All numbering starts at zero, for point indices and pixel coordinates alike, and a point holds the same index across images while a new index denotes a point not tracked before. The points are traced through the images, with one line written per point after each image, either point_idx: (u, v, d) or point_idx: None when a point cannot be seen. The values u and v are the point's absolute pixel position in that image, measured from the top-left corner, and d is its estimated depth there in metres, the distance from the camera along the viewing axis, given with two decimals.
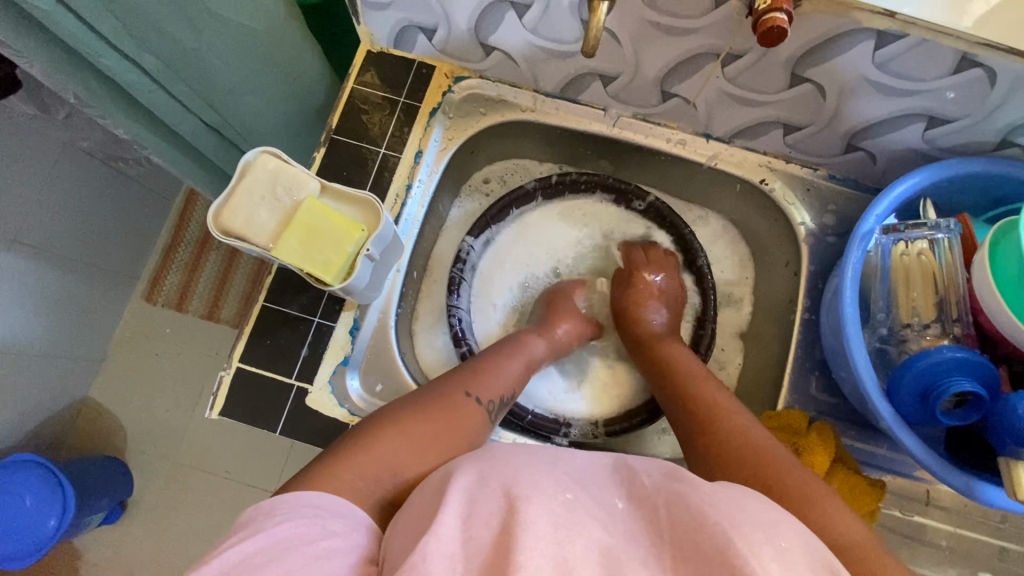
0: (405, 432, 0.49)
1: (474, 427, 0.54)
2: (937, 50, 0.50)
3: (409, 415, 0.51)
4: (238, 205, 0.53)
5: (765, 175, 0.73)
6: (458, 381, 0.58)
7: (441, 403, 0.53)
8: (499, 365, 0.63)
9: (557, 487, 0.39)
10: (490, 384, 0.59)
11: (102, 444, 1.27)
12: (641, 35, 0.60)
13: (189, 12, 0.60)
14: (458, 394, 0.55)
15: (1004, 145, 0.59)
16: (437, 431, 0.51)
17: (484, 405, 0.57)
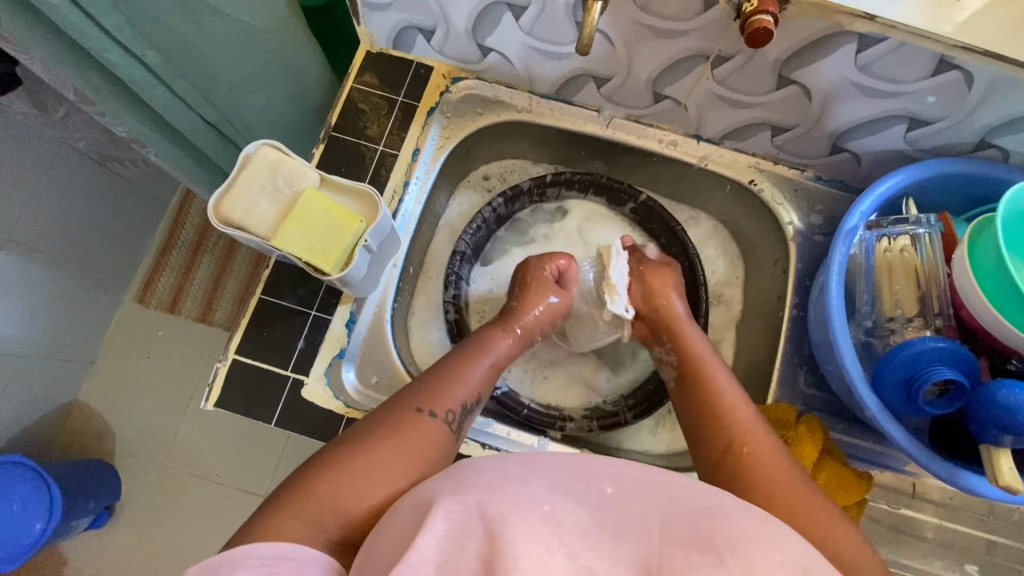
0: (365, 465, 0.49)
1: (434, 445, 0.53)
2: (916, 53, 0.53)
3: (365, 445, 0.50)
4: (239, 195, 0.54)
5: (754, 176, 0.75)
6: (407, 398, 0.56)
7: (393, 428, 0.52)
8: (458, 374, 0.61)
9: (535, 500, 0.41)
10: (447, 394, 0.57)
11: (91, 447, 1.26)
12: (634, 38, 0.62)
13: (194, 10, 0.61)
14: (409, 413, 0.54)
15: (982, 146, 0.61)
16: (396, 458, 0.50)
17: (440, 417, 0.55)
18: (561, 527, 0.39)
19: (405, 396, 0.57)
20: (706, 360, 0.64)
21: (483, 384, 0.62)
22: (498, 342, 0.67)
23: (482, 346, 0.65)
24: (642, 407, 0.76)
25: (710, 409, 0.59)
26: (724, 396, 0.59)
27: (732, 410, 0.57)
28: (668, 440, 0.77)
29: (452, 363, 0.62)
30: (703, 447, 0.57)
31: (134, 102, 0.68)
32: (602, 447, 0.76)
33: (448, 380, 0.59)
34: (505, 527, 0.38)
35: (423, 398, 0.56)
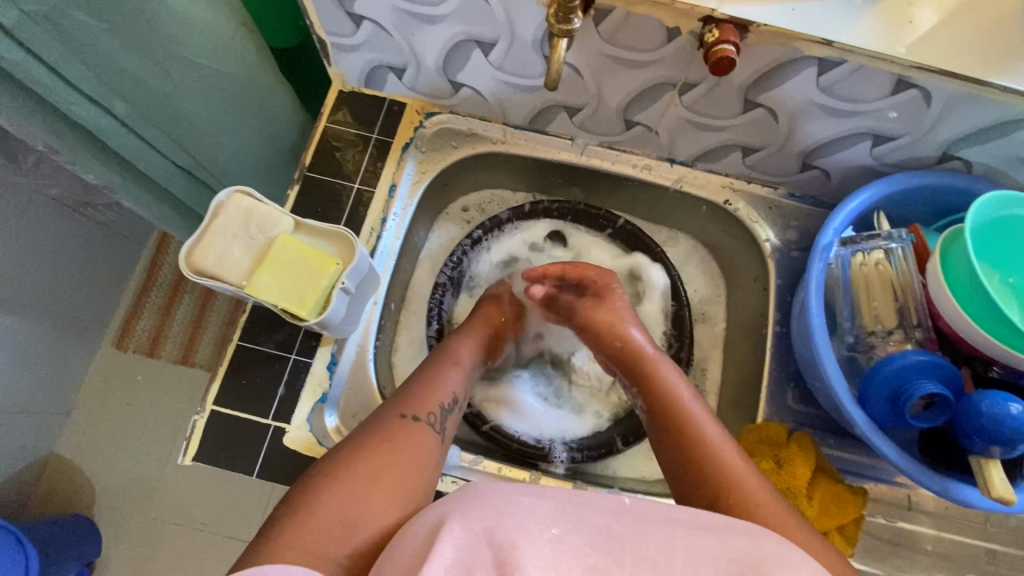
0: (370, 480, 0.50)
1: (425, 449, 0.55)
2: (876, 75, 0.54)
3: (359, 455, 0.51)
4: (211, 244, 0.53)
5: (729, 196, 0.76)
6: (386, 410, 0.57)
7: (383, 438, 0.53)
8: (435, 377, 0.62)
9: (542, 524, 0.43)
10: (430, 398, 0.59)
11: (66, 504, 1.20)
12: (601, 69, 0.63)
13: (162, 60, 0.61)
14: (395, 420, 0.55)
15: (946, 158, 0.63)
16: (395, 473, 0.51)
17: (424, 421, 0.56)
18: (568, 548, 0.41)
19: (389, 406, 0.58)
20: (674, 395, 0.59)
21: (460, 385, 0.63)
22: (466, 347, 0.67)
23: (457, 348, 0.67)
24: (634, 432, 0.73)
25: (694, 448, 0.55)
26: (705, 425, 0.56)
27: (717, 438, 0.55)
28: None
29: (431, 367, 0.63)
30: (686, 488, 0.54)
31: (105, 152, 0.67)
32: (596, 477, 0.73)
33: (428, 385, 0.60)
34: (514, 550, 0.40)
35: (403, 406, 0.57)
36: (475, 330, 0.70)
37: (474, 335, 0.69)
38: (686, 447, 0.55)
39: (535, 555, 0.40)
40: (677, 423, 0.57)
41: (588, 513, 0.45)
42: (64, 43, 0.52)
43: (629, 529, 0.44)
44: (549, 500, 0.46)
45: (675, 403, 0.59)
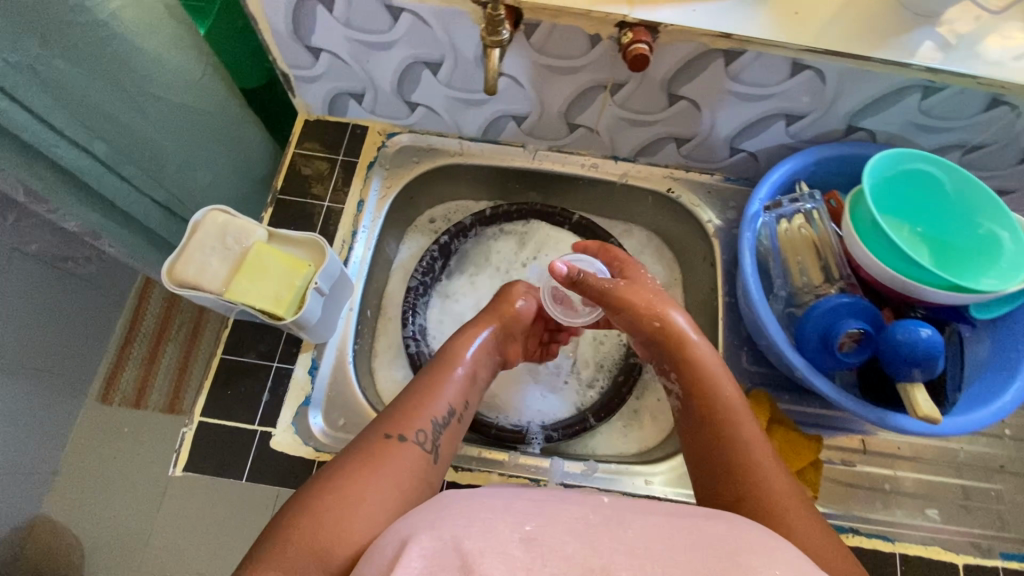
0: (358, 499, 0.51)
1: (415, 468, 0.56)
2: (773, 60, 0.62)
3: (348, 474, 0.53)
4: (191, 257, 0.58)
5: (671, 185, 0.83)
6: (372, 429, 0.58)
7: (367, 459, 0.54)
8: (428, 391, 0.63)
9: (515, 526, 0.43)
10: (419, 416, 0.60)
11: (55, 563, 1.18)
12: (538, 77, 0.70)
13: (138, 100, 0.67)
14: (381, 441, 0.57)
15: (852, 130, 0.71)
16: (386, 495, 0.52)
17: (411, 439, 0.58)
18: (543, 544, 0.42)
19: (375, 426, 0.59)
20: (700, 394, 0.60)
21: (455, 398, 0.64)
22: (462, 353, 0.68)
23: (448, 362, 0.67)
24: (604, 409, 0.78)
25: (723, 449, 0.57)
26: (747, 428, 0.57)
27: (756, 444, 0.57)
28: (638, 439, 0.80)
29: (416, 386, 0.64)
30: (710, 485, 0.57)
31: (88, 193, 0.72)
32: (574, 454, 0.77)
33: (415, 404, 0.61)
34: (481, 551, 0.40)
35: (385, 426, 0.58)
36: (468, 332, 0.70)
37: (470, 338, 0.70)
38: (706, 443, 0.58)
39: (502, 556, 0.40)
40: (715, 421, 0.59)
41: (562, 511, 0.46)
42: (48, 90, 0.58)
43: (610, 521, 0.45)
44: (521, 505, 0.47)
45: (706, 399, 0.60)
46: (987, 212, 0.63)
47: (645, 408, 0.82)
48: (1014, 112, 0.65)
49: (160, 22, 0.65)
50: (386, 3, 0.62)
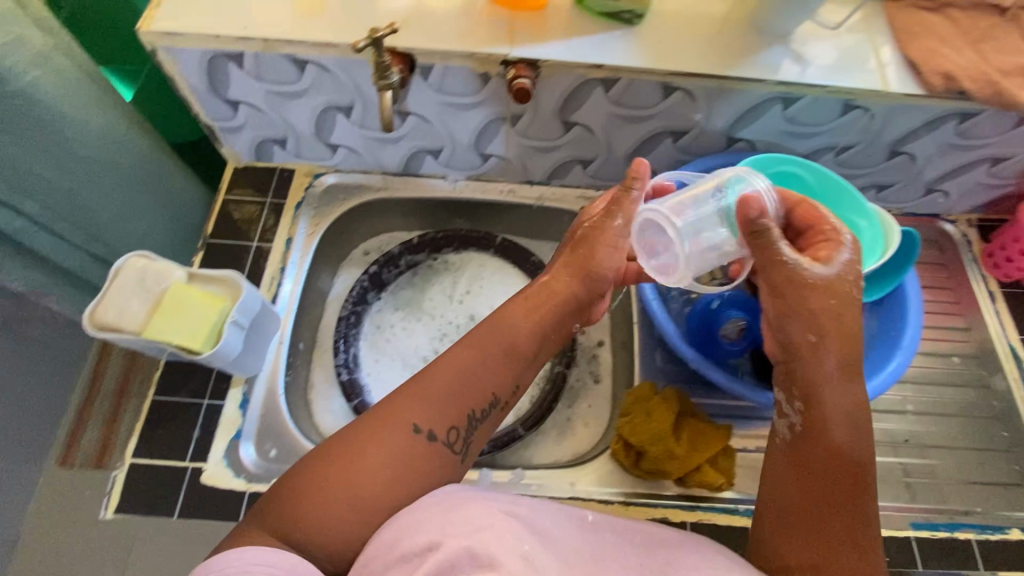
0: (369, 484, 0.46)
1: (439, 471, 0.49)
2: (645, 84, 0.69)
3: (358, 452, 0.47)
4: (111, 301, 0.61)
5: (584, 204, 0.89)
6: (411, 409, 0.50)
7: (393, 448, 0.48)
8: (472, 372, 0.54)
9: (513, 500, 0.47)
10: (454, 410, 0.52)
11: None
12: (443, 114, 0.76)
13: (62, 160, 0.71)
14: (408, 429, 0.49)
15: (733, 141, 0.78)
16: (404, 489, 0.47)
17: (441, 439, 0.50)
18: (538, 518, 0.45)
19: (404, 399, 0.51)
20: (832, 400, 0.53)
21: (501, 384, 0.55)
22: (516, 314, 0.59)
23: (518, 345, 0.57)
24: (533, 418, 0.81)
25: (836, 467, 0.51)
26: (869, 459, 0.52)
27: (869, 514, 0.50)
28: (572, 447, 0.83)
29: (466, 359, 0.54)
30: (779, 522, 0.51)
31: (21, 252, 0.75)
32: (508, 465, 0.79)
33: (456, 387, 0.52)
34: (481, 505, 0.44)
35: (419, 407, 0.50)
36: (541, 291, 0.62)
37: (529, 303, 0.60)
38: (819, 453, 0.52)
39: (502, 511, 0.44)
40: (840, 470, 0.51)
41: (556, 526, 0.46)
42: None
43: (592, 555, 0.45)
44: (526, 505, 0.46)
45: (825, 406, 0.53)
46: (848, 205, 0.73)
47: (579, 415, 0.85)
48: (868, 114, 0.72)
49: (80, 88, 0.70)
50: (291, 57, 0.68)
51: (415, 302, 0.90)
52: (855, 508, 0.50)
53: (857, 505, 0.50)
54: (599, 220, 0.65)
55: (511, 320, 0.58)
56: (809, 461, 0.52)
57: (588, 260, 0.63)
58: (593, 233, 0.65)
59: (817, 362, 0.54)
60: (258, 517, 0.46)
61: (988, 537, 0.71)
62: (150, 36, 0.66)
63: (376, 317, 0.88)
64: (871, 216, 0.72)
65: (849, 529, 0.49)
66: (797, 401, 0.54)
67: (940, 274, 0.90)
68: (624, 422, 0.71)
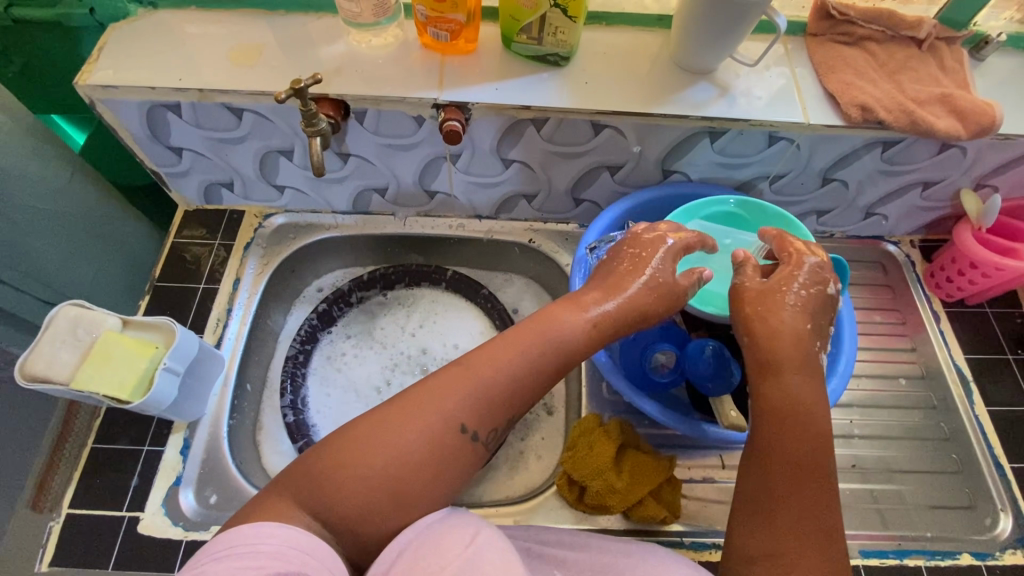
0: (406, 476, 0.50)
1: (467, 465, 0.54)
2: (574, 122, 0.71)
3: (404, 440, 0.51)
4: (41, 350, 0.61)
5: (531, 236, 0.91)
6: (456, 409, 0.53)
7: (432, 446, 0.52)
8: (519, 381, 0.56)
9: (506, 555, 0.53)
10: (498, 414, 0.55)
11: None
12: (383, 155, 0.78)
13: (4, 210, 0.72)
14: (453, 431, 0.53)
15: (668, 173, 0.80)
16: (435, 483, 0.52)
17: (481, 439, 0.54)
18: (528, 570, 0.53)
19: (455, 400, 0.53)
20: (796, 377, 0.57)
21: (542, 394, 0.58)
22: (571, 322, 0.59)
23: (570, 349, 0.58)
24: None
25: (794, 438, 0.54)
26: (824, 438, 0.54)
27: (831, 509, 0.51)
28: (524, 480, 0.82)
29: (513, 364, 0.56)
30: (745, 488, 0.54)
31: None
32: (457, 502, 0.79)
33: (500, 389, 0.55)
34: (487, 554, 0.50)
35: (462, 406, 0.53)
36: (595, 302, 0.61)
37: (584, 311, 0.60)
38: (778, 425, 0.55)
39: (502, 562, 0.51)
40: (798, 459, 0.53)
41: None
42: None
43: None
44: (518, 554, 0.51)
45: (784, 382, 0.57)
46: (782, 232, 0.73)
47: (531, 448, 0.85)
48: (793, 145, 0.75)
49: (21, 139, 0.72)
50: (227, 106, 0.70)
51: (366, 338, 0.90)
52: (811, 482, 0.52)
53: (817, 497, 0.52)
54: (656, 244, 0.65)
55: (565, 329, 0.58)
56: (779, 441, 0.54)
57: (639, 283, 0.63)
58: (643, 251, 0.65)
59: (779, 345, 0.58)
60: (296, 492, 0.49)
61: (937, 562, 0.70)
62: (87, 88, 0.68)
63: (326, 354, 0.88)
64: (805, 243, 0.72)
65: (808, 500, 0.51)
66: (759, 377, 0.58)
67: (885, 296, 0.91)
68: (567, 455, 0.71)
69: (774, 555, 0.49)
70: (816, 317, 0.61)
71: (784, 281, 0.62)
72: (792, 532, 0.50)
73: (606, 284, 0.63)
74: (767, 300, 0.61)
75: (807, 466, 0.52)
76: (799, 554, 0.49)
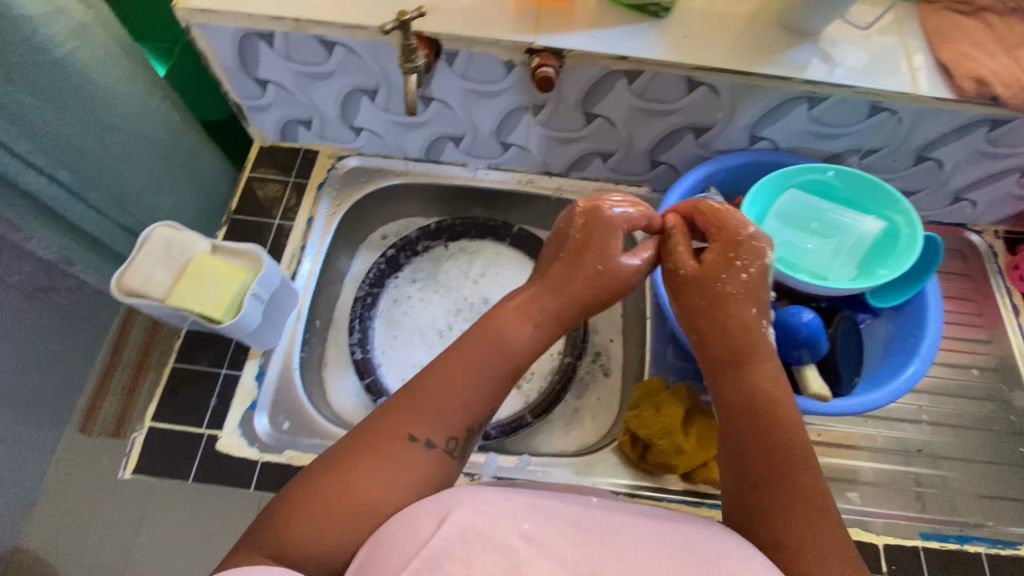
0: (363, 495, 0.46)
1: (427, 475, 0.49)
2: (669, 77, 0.69)
3: (357, 467, 0.47)
4: (138, 268, 0.63)
5: (602, 197, 0.89)
6: (404, 421, 0.51)
7: (383, 457, 0.48)
8: (460, 385, 0.53)
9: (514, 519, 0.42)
10: (446, 419, 0.52)
11: None
12: (466, 101, 0.77)
13: (98, 130, 0.73)
14: (400, 441, 0.49)
15: (755, 139, 0.77)
16: (399, 492, 0.47)
17: (438, 447, 0.50)
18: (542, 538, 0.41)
19: (401, 413, 0.51)
20: (754, 356, 0.56)
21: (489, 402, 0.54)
22: (512, 329, 0.57)
23: (519, 358, 0.56)
24: (541, 406, 0.81)
25: (764, 413, 0.53)
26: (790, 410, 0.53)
27: (806, 483, 0.49)
28: (579, 437, 0.83)
29: (461, 374, 0.53)
30: (729, 483, 0.52)
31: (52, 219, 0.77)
32: (514, 451, 0.81)
33: (453, 400, 0.52)
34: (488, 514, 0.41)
35: (416, 417, 0.51)
36: (527, 305, 0.59)
37: (520, 314, 0.58)
38: (748, 411, 0.53)
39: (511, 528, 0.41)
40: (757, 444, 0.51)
41: (560, 510, 0.45)
42: (11, 122, 0.65)
43: (604, 523, 0.44)
44: (521, 497, 0.45)
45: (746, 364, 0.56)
46: (884, 202, 0.69)
47: (586, 407, 0.85)
48: (895, 117, 0.72)
49: (116, 59, 0.72)
50: (320, 39, 0.70)
51: (432, 288, 0.91)
52: (788, 456, 0.50)
53: (787, 475, 0.49)
54: (590, 233, 0.62)
55: (500, 331, 0.56)
56: (748, 425, 0.53)
57: (574, 279, 0.60)
58: (577, 242, 0.62)
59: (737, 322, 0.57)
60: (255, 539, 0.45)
61: (998, 551, 0.70)
62: (185, 12, 0.68)
63: (394, 299, 0.89)
64: (909, 213, 0.68)
65: (789, 471, 0.49)
66: (720, 370, 0.57)
67: (961, 285, 0.88)
68: (632, 414, 0.72)
69: (770, 548, 0.46)
70: (760, 296, 0.59)
71: (717, 266, 0.60)
72: (782, 512, 0.47)
73: (549, 285, 0.60)
74: (702, 289, 0.60)
75: (766, 445, 0.51)
76: (787, 533, 0.46)
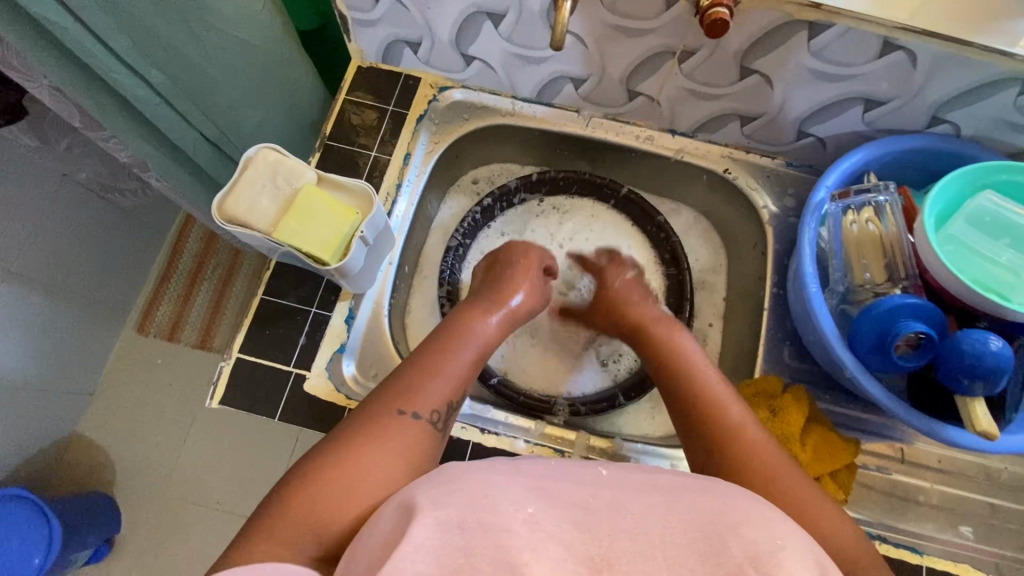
0: (361, 469, 0.42)
1: (419, 445, 0.46)
2: (864, 37, 0.58)
3: (352, 449, 0.43)
4: (242, 195, 0.58)
5: (728, 165, 0.79)
6: (383, 399, 0.48)
7: (369, 430, 0.45)
8: (435, 360, 0.52)
9: (516, 503, 0.37)
10: (429, 383, 0.50)
11: (81, 484, 1.14)
12: (603, 38, 0.67)
13: (197, 28, 0.66)
14: (388, 412, 0.46)
15: (936, 121, 0.66)
16: (394, 460, 0.44)
17: (424, 417, 0.47)
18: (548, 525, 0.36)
19: (384, 392, 0.49)
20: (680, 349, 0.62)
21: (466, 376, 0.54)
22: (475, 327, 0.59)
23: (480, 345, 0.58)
24: (635, 388, 0.77)
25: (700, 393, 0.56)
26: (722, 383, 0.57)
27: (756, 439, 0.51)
28: (666, 423, 0.78)
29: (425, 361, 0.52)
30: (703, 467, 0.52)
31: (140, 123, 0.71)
32: (599, 429, 0.77)
33: (436, 372, 0.51)
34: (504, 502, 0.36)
35: (400, 394, 0.48)
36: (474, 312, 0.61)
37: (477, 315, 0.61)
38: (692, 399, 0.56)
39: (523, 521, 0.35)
40: (703, 430, 0.53)
41: (564, 490, 0.40)
42: (110, 12, 0.56)
43: (610, 502, 0.39)
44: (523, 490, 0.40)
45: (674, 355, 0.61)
46: None
47: None
48: None
49: None
50: None
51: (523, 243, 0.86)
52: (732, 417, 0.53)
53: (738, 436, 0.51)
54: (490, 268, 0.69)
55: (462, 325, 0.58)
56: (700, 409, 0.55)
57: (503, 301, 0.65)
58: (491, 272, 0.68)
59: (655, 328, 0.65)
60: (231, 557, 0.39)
61: None
62: None
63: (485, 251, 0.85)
64: None
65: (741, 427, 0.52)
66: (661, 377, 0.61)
67: None
68: None
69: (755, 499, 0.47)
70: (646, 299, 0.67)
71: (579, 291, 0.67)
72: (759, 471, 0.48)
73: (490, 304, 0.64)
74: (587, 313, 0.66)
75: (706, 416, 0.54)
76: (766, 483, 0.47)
